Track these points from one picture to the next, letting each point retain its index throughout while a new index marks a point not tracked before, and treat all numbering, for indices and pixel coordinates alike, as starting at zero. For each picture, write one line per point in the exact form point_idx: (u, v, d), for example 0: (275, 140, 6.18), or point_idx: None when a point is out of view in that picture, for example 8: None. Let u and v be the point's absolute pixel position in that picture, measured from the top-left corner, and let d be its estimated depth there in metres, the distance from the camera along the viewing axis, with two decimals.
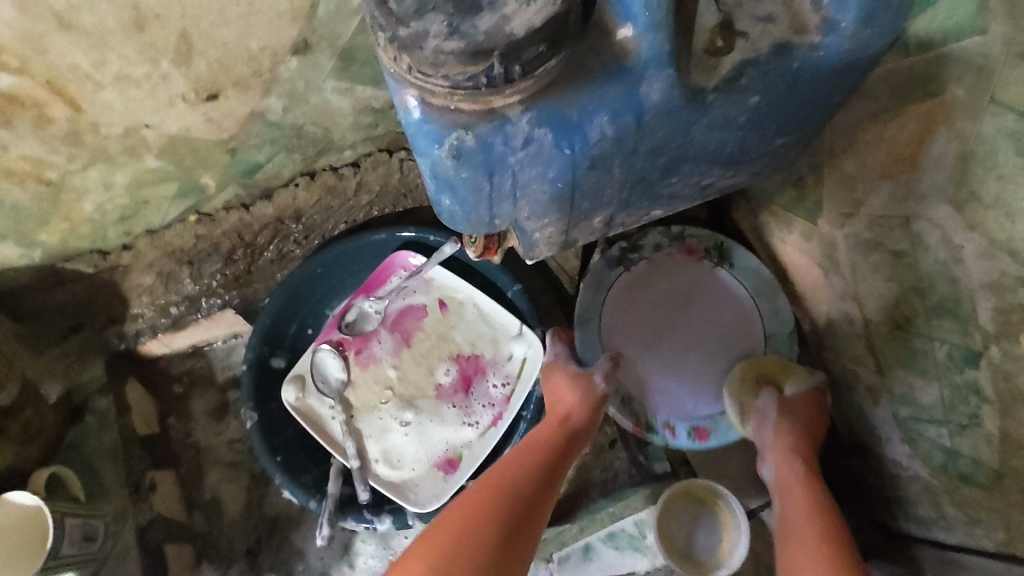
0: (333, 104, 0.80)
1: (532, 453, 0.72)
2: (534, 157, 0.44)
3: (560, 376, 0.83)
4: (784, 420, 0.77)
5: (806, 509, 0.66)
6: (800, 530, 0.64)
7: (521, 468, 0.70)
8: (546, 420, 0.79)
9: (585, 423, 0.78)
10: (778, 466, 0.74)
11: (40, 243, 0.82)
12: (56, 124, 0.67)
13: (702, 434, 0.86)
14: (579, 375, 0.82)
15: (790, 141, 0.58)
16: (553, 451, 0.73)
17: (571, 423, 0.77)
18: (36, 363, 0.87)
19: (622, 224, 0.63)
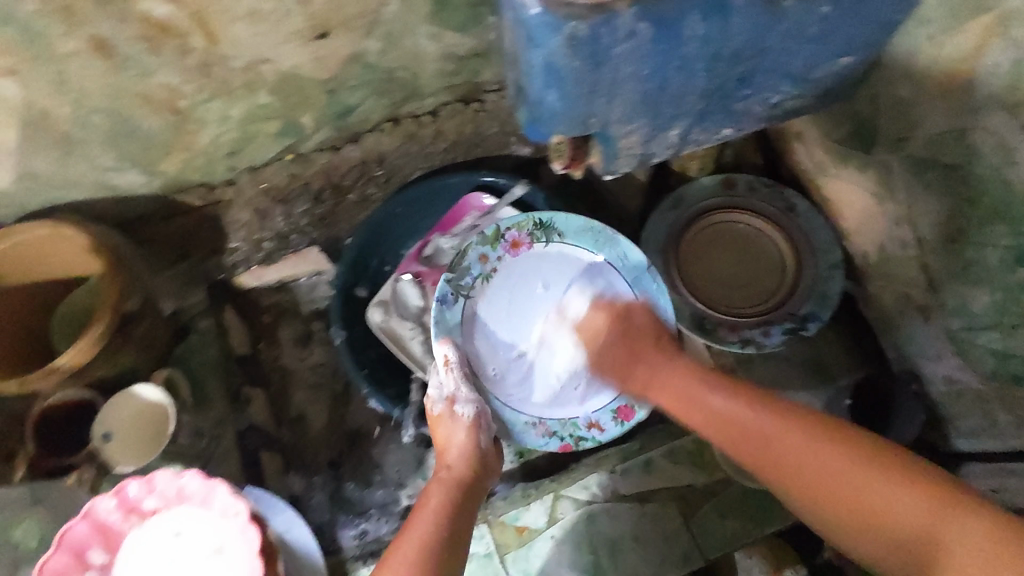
0: (423, 49, 0.89)
1: (426, 518, 0.72)
2: (632, 52, 0.51)
3: (449, 433, 0.82)
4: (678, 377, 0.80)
5: (765, 434, 0.70)
6: (783, 457, 0.68)
7: (419, 534, 0.70)
8: (433, 483, 0.78)
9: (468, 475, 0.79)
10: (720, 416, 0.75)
11: (161, 172, 0.92)
12: (193, 54, 0.76)
13: (626, 411, 0.87)
14: (450, 428, 0.82)
15: (853, 62, 0.64)
16: (443, 507, 0.74)
17: (453, 480, 0.78)
18: (152, 279, 0.95)
19: (694, 142, 0.70)
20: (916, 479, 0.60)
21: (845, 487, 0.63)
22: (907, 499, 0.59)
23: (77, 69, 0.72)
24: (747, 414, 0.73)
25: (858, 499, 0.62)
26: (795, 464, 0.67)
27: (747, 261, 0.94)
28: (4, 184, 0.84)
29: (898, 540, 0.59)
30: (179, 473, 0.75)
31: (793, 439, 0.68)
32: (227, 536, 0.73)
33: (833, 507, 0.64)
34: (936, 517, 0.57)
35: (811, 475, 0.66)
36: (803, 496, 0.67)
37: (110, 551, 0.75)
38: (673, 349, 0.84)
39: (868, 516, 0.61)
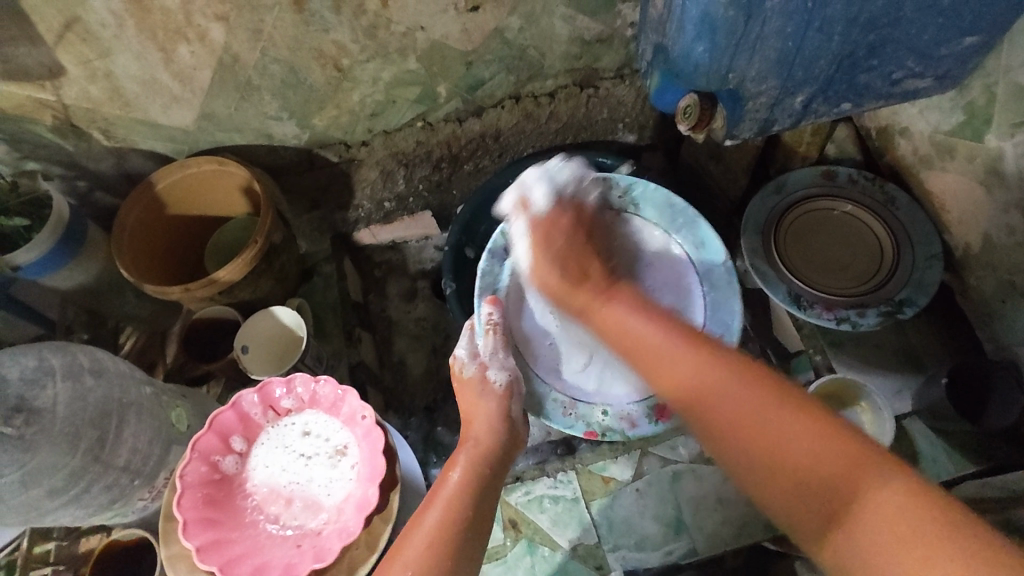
0: (556, 30, 0.98)
1: (445, 497, 0.68)
2: (782, 6, 0.60)
3: (472, 403, 0.80)
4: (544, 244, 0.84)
5: (687, 377, 0.67)
6: (713, 392, 0.64)
7: (434, 513, 0.65)
8: (455, 456, 0.75)
9: (494, 442, 0.76)
10: (650, 352, 0.72)
11: (312, 126, 1.04)
12: (366, 16, 0.87)
13: (663, 412, 0.83)
14: (474, 397, 0.80)
15: (977, 43, 0.70)
16: (461, 490, 0.69)
17: (477, 445, 0.75)
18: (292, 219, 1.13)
19: (814, 113, 0.76)
20: (817, 420, 0.57)
21: (766, 429, 0.58)
22: (826, 447, 0.54)
23: (273, 20, 0.84)
24: (668, 346, 0.70)
25: (771, 444, 0.58)
26: (720, 411, 0.63)
27: (841, 249, 0.98)
28: (186, 122, 0.97)
29: (808, 487, 0.54)
30: (314, 378, 0.84)
31: (719, 373, 0.65)
32: (351, 437, 0.82)
33: (732, 441, 0.61)
34: (847, 466, 0.52)
35: (743, 416, 0.61)
36: (740, 447, 0.60)
37: (247, 442, 0.83)
38: (603, 288, 0.81)
39: (784, 467, 0.56)
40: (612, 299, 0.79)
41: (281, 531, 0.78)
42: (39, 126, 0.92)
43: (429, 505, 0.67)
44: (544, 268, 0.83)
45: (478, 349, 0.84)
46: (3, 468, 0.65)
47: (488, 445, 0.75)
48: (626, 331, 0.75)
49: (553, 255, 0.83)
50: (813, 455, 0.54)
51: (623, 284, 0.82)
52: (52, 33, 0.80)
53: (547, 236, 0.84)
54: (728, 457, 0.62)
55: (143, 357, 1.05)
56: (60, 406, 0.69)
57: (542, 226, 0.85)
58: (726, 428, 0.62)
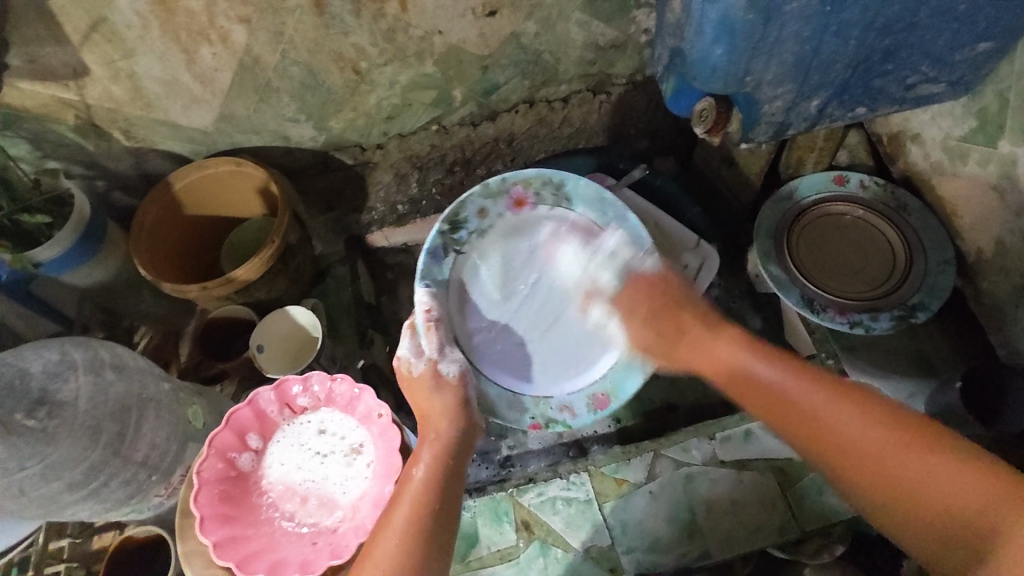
0: (571, 35, 0.99)
1: (411, 496, 0.65)
2: (801, 10, 0.61)
3: (423, 400, 0.78)
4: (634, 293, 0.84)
5: (804, 407, 0.64)
6: (822, 421, 0.63)
7: (403, 514, 0.63)
8: (417, 451, 0.71)
9: (453, 433, 0.74)
10: (747, 387, 0.70)
11: (328, 128, 1.05)
12: (385, 19, 0.88)
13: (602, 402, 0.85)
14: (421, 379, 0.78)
15: (991, 48, 0.71)
16: (426, 485, 0.67)
17: (439, 439, 0.73)
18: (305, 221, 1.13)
19: (829, 116, 0.78)
20: (955, 457, 0.55)
21: (898, 472, 0.56)
22: (960, 480, 0.53)
23: (295, 23, 0.86)
24: (780, 374, 0.68)
25: (909, 481, 0.56)
26: (836, 441, 0.61)
27: (856, 253, 0.99)
28: (205, 123, 0.98)
29: (956, 528, 0.52)
30: (331, 376, 0.85)
31: (841, 403, 0.63)
32: (367, 435, 0.82)
33: (851, 469, 0.60)
34: (992, 508, 0.51)
35: (869, 450, 0.59)
36: (870, 488, 0.58)
37: (263, 440, 0.84)
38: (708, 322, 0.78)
39: (932, 505, 0.54)
40: (716, 335, 0.76)
41: (297, 528, 0.78)
42: (61, 125, 0.93)
43: (396, 503, 0.65)
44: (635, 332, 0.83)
45: (422, 347, 0.81)
46: (25, 461, 0.65)
47: (447, 435, 0.73)
48: (717, 367, 0.74)
49: (631, 313, 0.83)
50: (948, 491, 0.53)
51: (696, 327, 0.78)
52: (79, 34, 0.81)
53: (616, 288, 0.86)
54: (851, 488, 0.60)
55: (157, 357, 1.05)
56: (83, 399, 0.70)
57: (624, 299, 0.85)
58: (852, 466, 0.60)
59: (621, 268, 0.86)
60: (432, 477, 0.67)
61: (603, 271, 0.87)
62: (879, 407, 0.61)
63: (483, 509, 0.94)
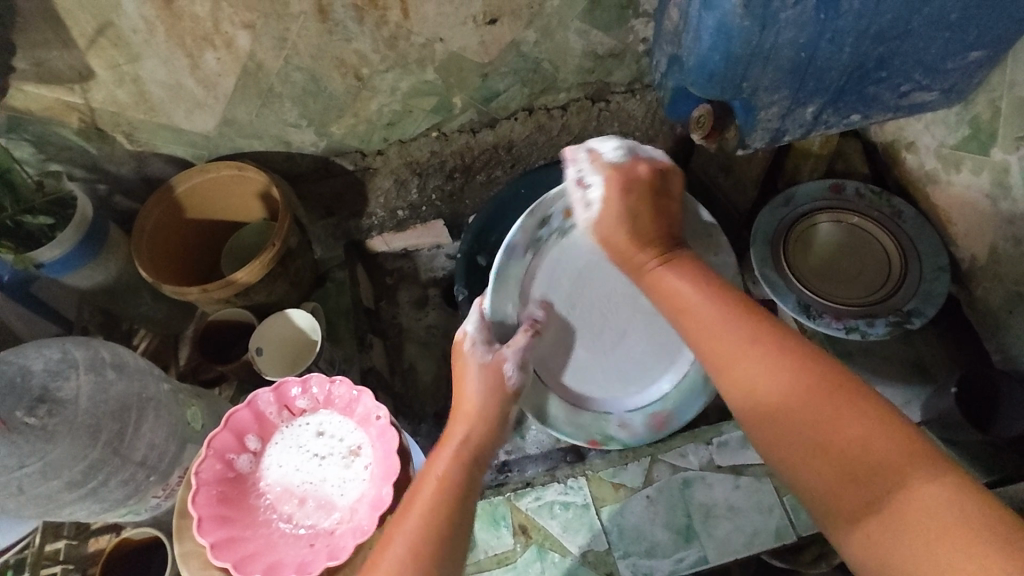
0: (570, 44, 1.00)
1: (428, 492, 0.63)
2: (796, 17, 0.63)
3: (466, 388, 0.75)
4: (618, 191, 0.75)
5: (734, 349, 0.61)
6: (747, 358, 0.60)
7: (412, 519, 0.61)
8: (443, 447, 0.70)
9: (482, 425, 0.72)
10: (681, 306, 0.68)
11: (329, 134, 1.06)
12: (388, 27, 0.90)
13: (659, 420, 0.91)
14: (469, 368, 0.76)
15: (983, 57, 0.72)
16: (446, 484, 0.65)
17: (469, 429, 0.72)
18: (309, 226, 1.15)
19: (824, 123, 0.79)
20: (870, 402, 0.53)
21: (811, 411, 0.54)
22: (873, 432, 0.51)
23: (299, 29, 0.87)
24: (713, 313, 0.65)
25: (821, 427, 0.53)
26: (757, 380, 0.58)
27: (850, 261, 1.00)
28: (208, 128, 0.99)
29: (849, 470, 0.50)
30: (330, 378, 0.85)
31: (764, 346, 0.60)
32: (366, 437, 0.82)
33: (766, 410, 0.57)
34: (896, 463, 0.49)
35: (777, 391, 0.57)
36: (777, 425, 0.56)
37: (262, 441, 0.84)
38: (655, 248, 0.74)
39: (838, 451, 0.52)
40: (666, 263, 0.73)
41: (294, 530, 0.78)
42: (65, 128, 0.94)
43: (410, 504, 0.63)
44: (611, 223, 0.75)
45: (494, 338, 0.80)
46: (25, 459, 0.66)
47: (479, 440, 0.71)
48: (661, 281, 0.72)
49: (620, 208, 0.75)
50: (857, 442, 0.51)
51: (682, 250, 0.75)
52: (85, 38, 0.82)
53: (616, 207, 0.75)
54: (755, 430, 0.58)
55: (156, 360, 1.07)
56: (83, 398, 0.70)
57: (622, 198, 0.75)
58: (763, 405, 0.57)
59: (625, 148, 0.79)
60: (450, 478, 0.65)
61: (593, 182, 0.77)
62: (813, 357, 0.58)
63: (480, 513, 0.94)
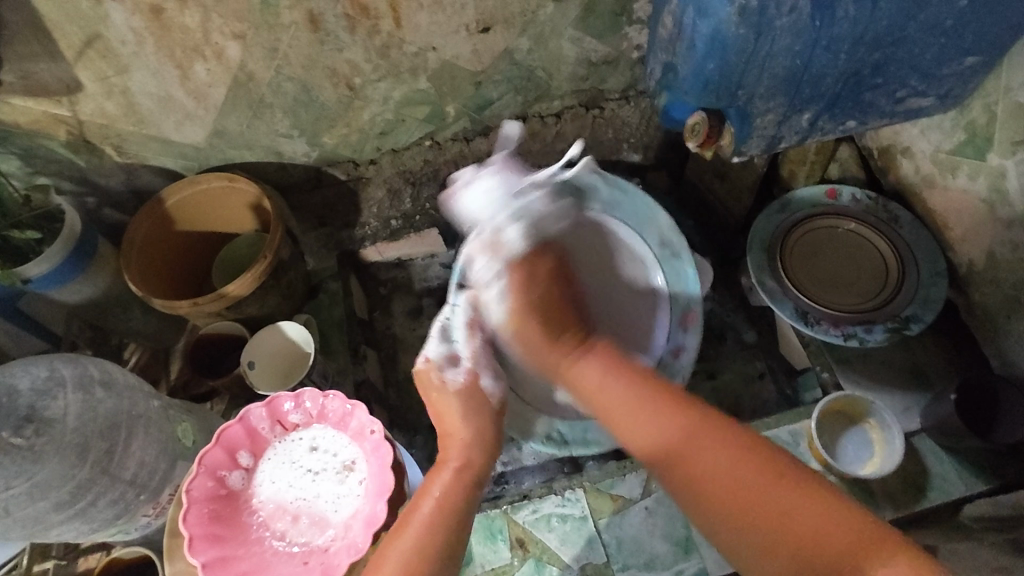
0: (564, 52, 1.00)
1: (433, 487, 0.66)
2: (791, 25, 0.62)
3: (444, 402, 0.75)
4: (518, 279, 0.78)
5: (674, 442, 0.61)
6: (687, 448, 0.60)
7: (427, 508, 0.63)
8: (445, 448, 0.72)
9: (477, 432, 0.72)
10: (608, 407, 0.68)
11: (321, 144, 1.04)
12: (380, 36, 0.89)
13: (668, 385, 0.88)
14: (444, 394, 0.75)
15: (978, 62, 0.72)
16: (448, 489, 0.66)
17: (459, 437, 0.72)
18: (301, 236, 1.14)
19: (820, 130, 0.79)
20: (805, 487, 0.54)
21: (767, 501, 0.55)
22: (828, 518, 0.51)
23: (289, 39, 0.86)
24: (649, 403, 0.65)
25: (784, 514, 0.53)
26: (698, 474, 0.59)
27: (848, 267, 0.99)
28: (198, 139, 0.98)
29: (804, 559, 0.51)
30: (323, 392, 0.84)
31: (711, 438, 0.60)
32: (360, 451, 0.81)
33: (718, 509, 0.57)
34: (850, 548, 0.49)
35: (732, 483, 0.57)
36: (731, 528, 0.56)
37: (254, 457, 0.83)
38: (577, 342, 0.75)
39: (802, 540, 0.52)
40: (583, 356, 0.74)
41: (287, 547, 0.77)
42: (53, 141, 0.93)
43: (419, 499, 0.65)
44: (521, 311, 0.77)
45: (456, 352, 0.78)
46: (11, 480, 0.64)
47: (478, 461, 0.70)
48: (586, 380, 0.71)
49: (537, 297, 0.78)
50: (812, 533, 0.51)
51: (597, 337, 0.76)
52: (73, 50, 0.81)
53: (532, 266, 0.79)
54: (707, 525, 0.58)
55: (146, 374, 1.05)
56: (71, 416, 0.69)
57: (522, 269, 0.78)
58: (712, 504, 0.57)
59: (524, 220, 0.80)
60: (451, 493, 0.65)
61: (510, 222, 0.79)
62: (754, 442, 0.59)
63: (477, 527, 0.92)
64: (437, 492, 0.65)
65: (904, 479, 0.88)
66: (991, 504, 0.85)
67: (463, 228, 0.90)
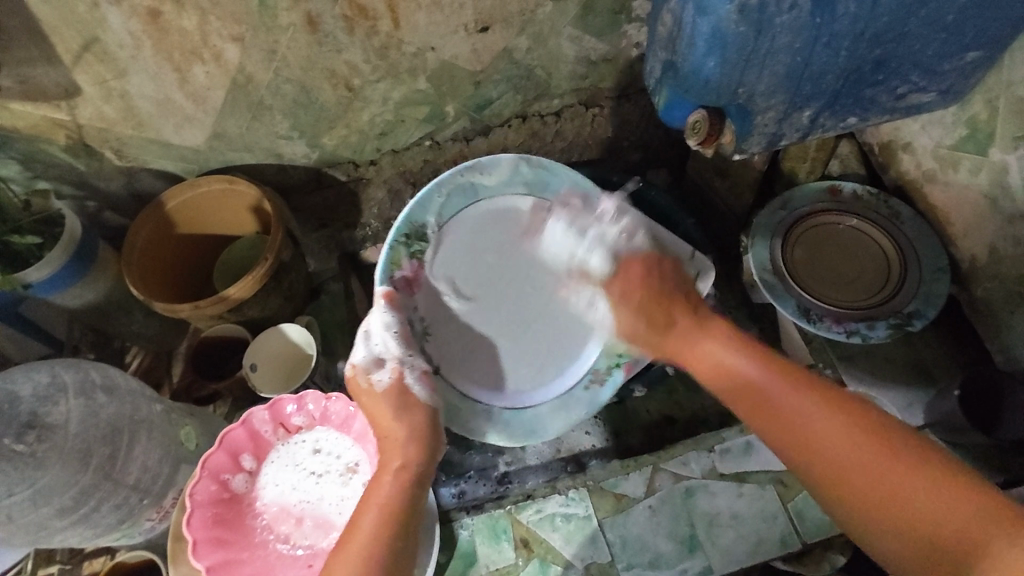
0: (563, 50, 0.99)
1: (375, 503, 0.67)
2: (792, 22, 0.62)
3: (375, 402, 0.75)
4: (622, 296, 0.82)
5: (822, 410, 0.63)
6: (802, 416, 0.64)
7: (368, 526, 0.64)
8: (385, 452, 0.72)
9: (415, 431, 0.73)
10: (734, 388, 0.71)
11: (321, 145, 1.04)
12: (378, 37, 0.89)
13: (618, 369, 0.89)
14: (374, 396, 0.75)
15: (979, 57, 0.71)
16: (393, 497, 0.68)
17: (394, 438, 0.73)
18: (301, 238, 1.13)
19: (820, 127, 0.78)
20: (930, 466, 0.56)
21: (885, 480, 0.57)
22: (937, 499, 0.54)
23: (287, 41, 0.86)
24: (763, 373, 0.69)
25: (897, 496, 0.56)
26: (825, 454, 0.61)
27: (850, 263, 0.99)
28: (197, 142, 0.98)
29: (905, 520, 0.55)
30: (326, 394, 0.83)
31: (843, 412, 0.62)
32: (363, 454, 0.82)
33: (841, 489, 0.60)
34: (967, 527, 0.51)
35: (851, 465, 0.59)
36: (844, 499, 0.59)
37: (257, 460, 0.83)
38: (692, 322, 0.78)
39: (909, 520, 0.55)
40: (704, 339, 0.76)
41: (292, 551, 0.77)
42: (52, 146, 0.92)
43: (361, 512, 0.66)
44: (624, 317, 0.82)
45: (381, 354, 0.78)
46: (15, 486, 0.64)
47: (416, 464, 0.71)
48: (716, 370, 0.74)
49: (628, 296, 0.82)
50: (923, 510, 0.54)
51: (714, 321, 0.78)
52: (71, 54, 0.81)
53: (620, 280, 0.83)
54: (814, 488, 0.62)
55: (149, 377, 1.06)
56: (73, 422, 0.69)
57: (616, 286, 0.83)
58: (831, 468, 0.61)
59: (611, 253, 0.83)
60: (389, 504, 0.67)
61: (592, 251, 0.84)
62: (875, 423, 0.61)
63: (481, 527, 0.92)
64: (382, 500, 0.67)
65: None
66: None
67: (411, 224, 0.85)
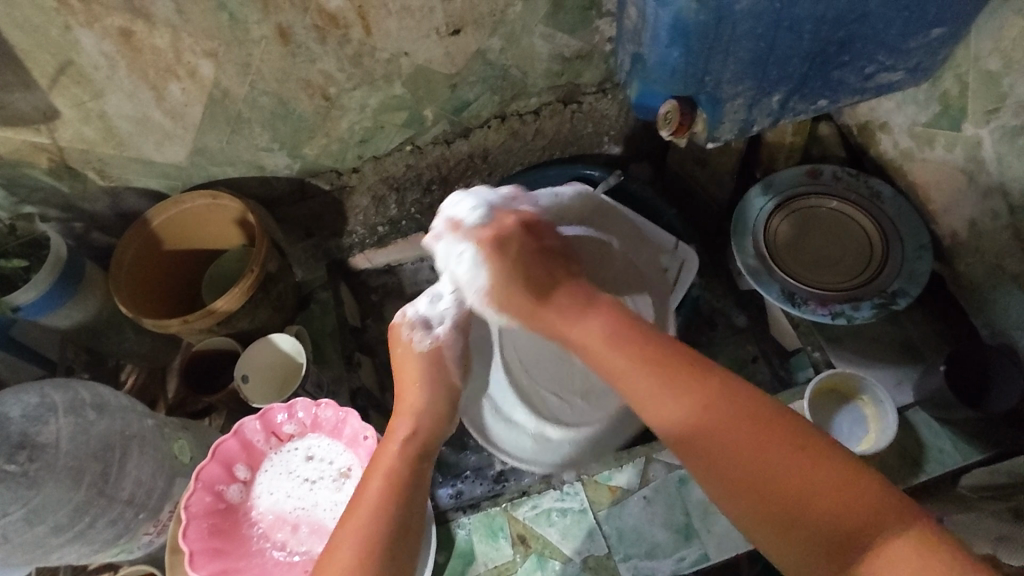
0: (536, 48, 1.00)
1: (382, 470, 0.62)
2: (750, 9, 0.63)
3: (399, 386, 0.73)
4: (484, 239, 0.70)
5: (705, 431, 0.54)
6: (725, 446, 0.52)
7: (374, 490, 0.60)
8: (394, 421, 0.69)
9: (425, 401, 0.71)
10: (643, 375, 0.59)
11: (303, 155, 1.05)
12: (351, 45, 0.89)
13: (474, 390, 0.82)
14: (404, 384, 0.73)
15: (943, 34, 0.72)
16: (401, 458, 0.64)
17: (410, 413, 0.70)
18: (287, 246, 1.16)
19: (792, 111, 0.79)
20: (836, 465, 0.49)
21: (779, 479, 0.50)
22: (827, 483, 0.48)
23: (261, 53, 0.87)
24: (656, 384, 0.57)
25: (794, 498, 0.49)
26: (728, 448, 0.52)
27: (833, 246, 0.99)
28: (179, 158, 0.99)
29: (826, 535, 0.47)
30: (316, 401, 0.84)
31: (729, 429, 0.53)
32: (355, 459, 0.82)
33: (723, 472, 0.52)
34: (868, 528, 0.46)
35: (742, 475, 0.51)
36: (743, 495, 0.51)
37: (252, 469, 0.83)
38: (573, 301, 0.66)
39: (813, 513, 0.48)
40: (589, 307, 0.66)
41: (289, 557, 0.78)
42: (36, 169, 0.94)
43: (369, 477, 0.62)
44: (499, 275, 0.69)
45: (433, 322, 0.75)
46: (8, 506, 0.66)
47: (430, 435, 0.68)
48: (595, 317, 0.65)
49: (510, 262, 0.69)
50: (820, 493, 0.48)
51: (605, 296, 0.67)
52: (47, 78, 0.83)
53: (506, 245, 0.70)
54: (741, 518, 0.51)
55: (143, 394, 1.07)
56: (64, 441, 0.70)
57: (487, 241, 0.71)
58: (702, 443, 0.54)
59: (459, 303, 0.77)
60: (401, 466, 0.63)
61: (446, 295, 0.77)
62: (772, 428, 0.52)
63: (478, 526, 0.93)
64: (389, 464, 0.62)
65: (900, 453, 0.89)
66: (988, 472, 0.83)
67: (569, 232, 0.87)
